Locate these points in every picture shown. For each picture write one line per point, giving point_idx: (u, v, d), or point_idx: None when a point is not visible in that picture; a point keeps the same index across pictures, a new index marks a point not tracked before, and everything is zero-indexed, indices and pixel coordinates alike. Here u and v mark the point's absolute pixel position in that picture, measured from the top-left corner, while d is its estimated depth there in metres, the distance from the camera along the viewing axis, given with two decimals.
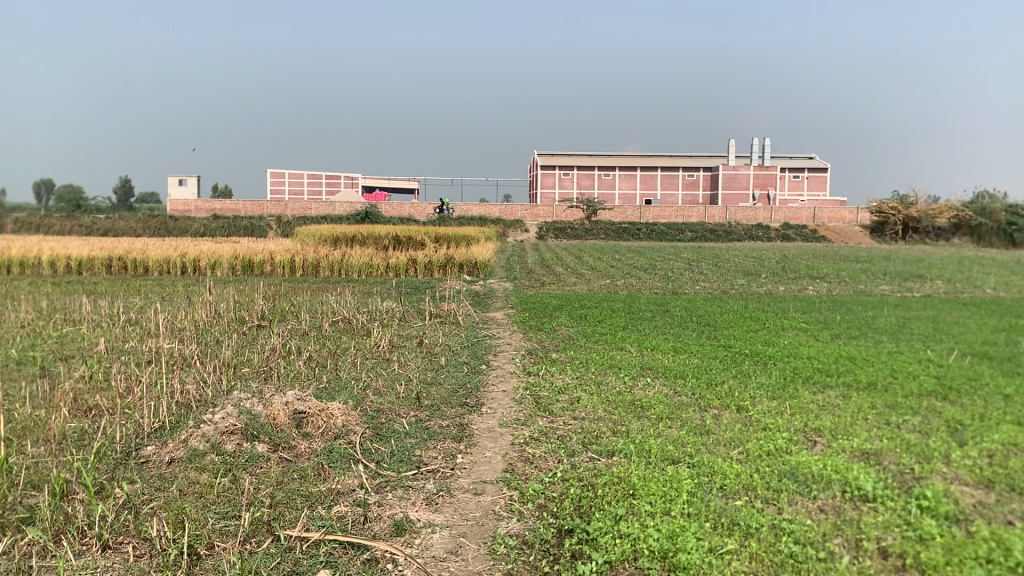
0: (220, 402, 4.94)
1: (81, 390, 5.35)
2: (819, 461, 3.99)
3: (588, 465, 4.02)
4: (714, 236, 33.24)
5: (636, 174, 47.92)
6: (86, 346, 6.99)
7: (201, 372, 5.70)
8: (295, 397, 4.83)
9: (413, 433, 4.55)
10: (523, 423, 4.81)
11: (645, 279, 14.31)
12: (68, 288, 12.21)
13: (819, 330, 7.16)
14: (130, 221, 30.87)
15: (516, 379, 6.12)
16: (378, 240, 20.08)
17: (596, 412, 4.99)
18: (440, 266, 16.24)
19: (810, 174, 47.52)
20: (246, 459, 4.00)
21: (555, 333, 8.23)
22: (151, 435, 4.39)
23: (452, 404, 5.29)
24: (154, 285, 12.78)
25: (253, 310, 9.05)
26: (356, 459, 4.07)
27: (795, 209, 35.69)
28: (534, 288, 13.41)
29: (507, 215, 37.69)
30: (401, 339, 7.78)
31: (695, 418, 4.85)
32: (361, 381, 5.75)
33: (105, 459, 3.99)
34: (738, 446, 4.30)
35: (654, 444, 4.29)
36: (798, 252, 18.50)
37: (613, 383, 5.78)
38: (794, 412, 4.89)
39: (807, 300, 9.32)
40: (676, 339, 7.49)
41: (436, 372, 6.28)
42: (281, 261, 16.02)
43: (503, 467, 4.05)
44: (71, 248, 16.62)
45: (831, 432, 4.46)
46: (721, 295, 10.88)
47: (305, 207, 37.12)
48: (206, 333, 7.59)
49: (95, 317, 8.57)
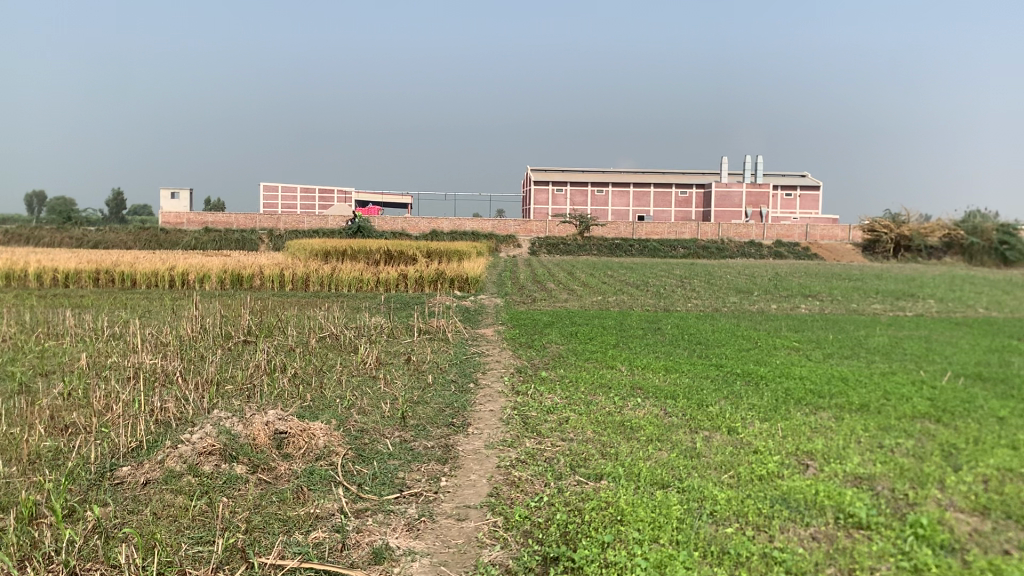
0: (199, 421, 4.83)
1: (59, 407, 5.23)
2: (811, 486, 3.90)
3: (575, 489, 3.93)
4: (706, 253, 33.28)
5: (629, 191, 48.03)
6: (67, 360, 6.86)
7: (183, 389, 5.59)
8: (275, 417, 4.72)
9: (396, 454, 4.44)
10: (510, 444, 4.71)
11: (637, 296, 14.25)
12: (54, 301, 12.06)
13: (811, 349, 7.08)
14: (120, 233, 30.71)
15: (504, 399, 6.01)
16: (369, 255, 19.98)
17: (585, 433, 4.89)
18: (431, 281, 16.16)
19: (802, 192, 47.67)
20: (223, 481, 3.89)
21: (545, 350, 8.14)
22: (126, 455, 4.27)
23: (438, 424, 5.18)
24: (141, 298, 12.64)
25: (239, 325, 8.92)
26: (337, 481, 3.97)
27: (787, 227, 35.71)
28: (525, 304, 13.33)
29: (500, 230, 37.66)
30: (389, 356, 7.67)
31: (686, 440, 4.76)
32: (346, 399, 5.63)
33: (78, 480, 3.87)
34: (729, 470, 4.21)
35: (644, 467, 4.19)
36: (791, 270, 18.47)
37: (602, 403, 5.68)
38: (786, 435, 4.80)
39: (800, 319, 9.24)
40: (667, 358, 7.41)
41: (423, 391, 6.16)
42: (270, 276, 15.90)
43: (488, 491, 3.94)
44: (58, 260, 16.47)
45: (824, 455, 4.37)
46: (713, 313, 10.80)
47: (298, 221, 37.03)
48: (190, 348, 7.47)
49: (77, 331, 8.43)
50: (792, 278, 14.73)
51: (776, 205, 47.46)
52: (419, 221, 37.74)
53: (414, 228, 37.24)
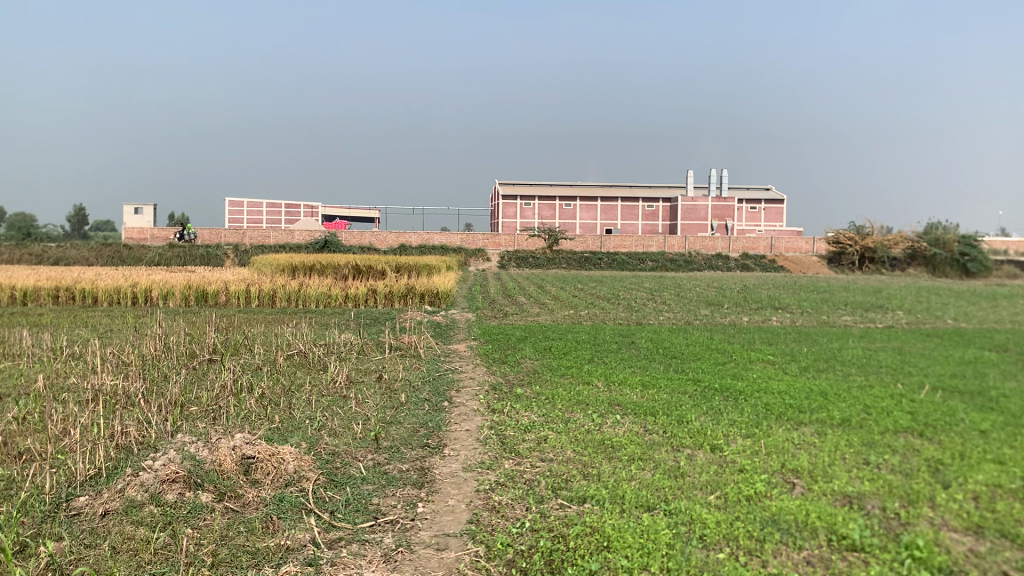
0: (162, 446, 4.59)
1: (12, 433, 4.95)
2: (801, 506, 3.78)
3: (558, 513, 3.77)
4: (675, 266, 33.40)
5: (597, 205, 48.21)
6: (22, 382, 6.58)
7: (145, 412, 5.34)
8: (243, 441, 4.50)
9: (370, 478, 4.25)
10: (489, 466, 4.53)
11: (609, 310, 14.15)
12: (10, 320, 11.65)
13: (787, 362, 6.99)
14: (81, 249, 30.02)
15: (480, 418, 5.83)
16: (337, 269, 19.74)
17: (565, 454, 4.74)
18: (401, 295, 15.97)
19: (767, 206, 48.15)
20: (188, 511, 3.67)
21: (519, 366, 7.99)
22: (84, 484, 4.01)
23: (412, 445, 5.00)
24: (102, 317, 12.25)
25: (204, 343, 8.65)
26: (309, 509, 3.77)
27: (754, 240, 35.93)
28: (497, 319, 13.16)
29: (468, 244, 37.50)
30: (359, 374, 7.46)
31: (669, 459, 4.62)
32: (316, 421, 5.42)
33: (31, 511, 3.62)
34: (716, 491, 4.07)
35: (628, 489, 4.04)
36: (760, 283, 18.53)
37: (581, 421, 5.53)
38: (770, 452, 4.67)
39: (773, 331, 9.19)
40: (644, 373, 7.29)
41: (396, 411, 5.96)
42: (236, 292, 15.57)
43: (468, 517, 3.76)
44: (16, 277, 15.96)
45: (812, 474, 4.24)
46: (686, 326, 10.72)
47: (264, 235, 36.51)
48: (153, 368, 7.20)
49: (34, 351, 8.12)
50: (762, 290, 14.76)
51: (741, 218, 47.83)
52: (387, 235, 37.45)
53: (382, 242, 36.94)
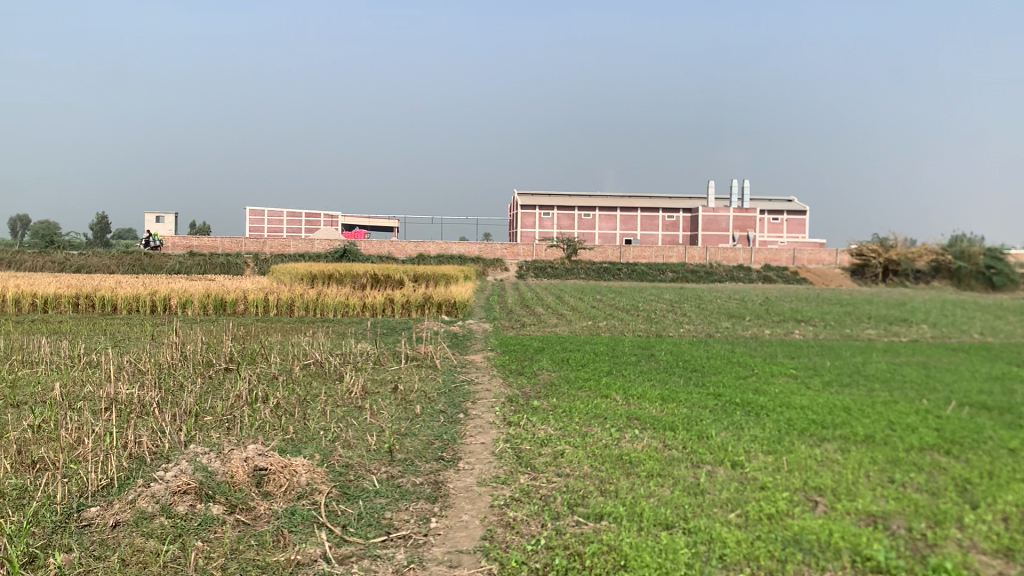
0: (175, 457, 4.55)
1: (27, 441, 4.94)
2: (824, 526, 3.67)
3: (574, 530, 3.70)
4: (695, 277, 33.22)
5: (616, 215, 48.10)
6: (39, 390, 6.58)
7: (160, 422, 5.31)
8: (255, 452, 4.45)
9: (383, 492, 4.19)
10: (504, 481, 4.46)
11: (628, 321, 14.05)
12: (31, 327, 11.72)
13: (809, 376, 6.87)
14: (103, 257, 30.32)
15: (496, 431, 5.76)
16: (356, 278, 19.77)
17: (582, 469, 4.65)
18: (418, 305, 15.96)
19: (789, 217, 47.80)
20: (199, 523, 3.62)
21: (536, 378, 7.91)
22: (96, 494, 3.98)
23: (427, 458, 4.94)
24: (121, 324, 12.31)
25: (221, 352, 8.65)
26: (320, 522, 3.71)
27: (775, 252, 35.68)
28: (515, 329, 13.11)
29: (487, 254, 37.49)
30: (375, 384, 7.42)
31: (688, 475, 4.53)
32: (330, 432, 5.37)
33: (41, 521, 3.59)
34: (736, 509, 3.97)
35: (647, 506, 3.95)
36: (782, 295, 18.33)
37: (598, 435, 5.45)
38: (792, 469, 4.56)
39: (795, 344, 9.05)
40: (663, 386, 7.19)
41: (411, 423, 5.90)
42: (254, 301, 15.62)
43: (482, 533, 3.69)
44: (38, 285, 16.11)
45: (834, 492, 4.12)
46: (707, 339, 10.59)
47: (284, 244, 36.70)
48: (169, 377, 7.19)
49: (53, 359, 8.15)
50: (784, 303, 14.59)
51: (762, 230, 47.52)
52: (406, 245, 37.53)
53: (401, 252, 37.04)
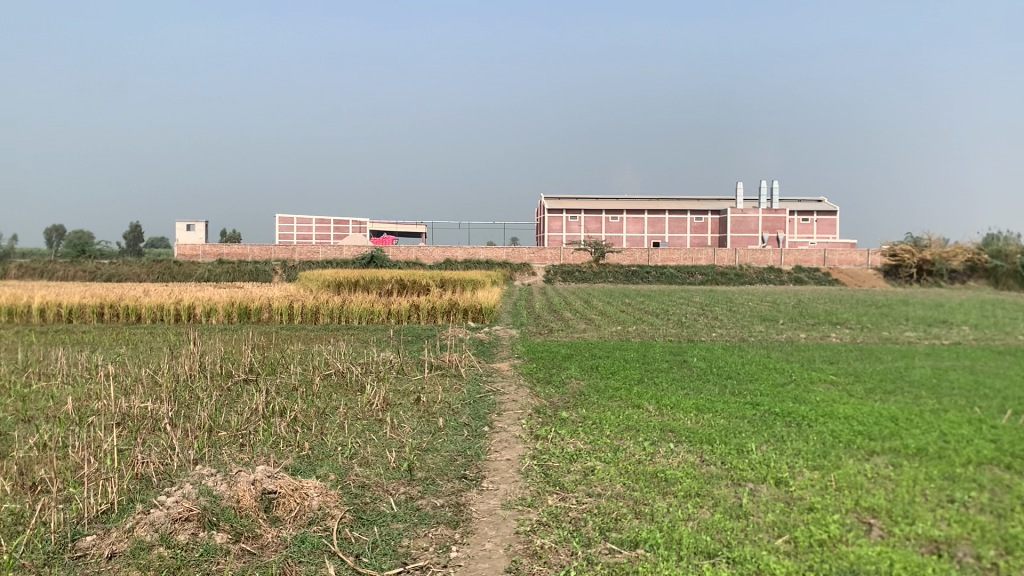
0: (182, 478, 4.33)
1: (32, 461, 4.75)
2: (883, 553, 3.25)
3: (607, 560, 3.39)
4: (725, 279, 32.63)
5: (644, 218, 47.65)
6: (51, 404, 6.42)
7: (171, 440, 5.10)
8: (265, 474, 4.18)
9: (402, 516, 3.92)
10: (530, 504, 4.15)
11: (659, 325, 13.67)
12: (53, 338, 11.62)
13: (851, 381, 6.41)
14: (133, 266, 30.60)
15: (522, 446, 5.46)
16: (382, 284, 19.58)
17: (615, 488, 4.34)
18: (444, 311, 15.70)
19: (820, 217, 46.95)
20: (200, 554, 3.36)
21: (565, 387, 7.60)
22: (93, 521, 3.73)
23: (449, 477, 4.65)
24: (144, 334, 12.18)
25: (241, 363, 8.44)
26: (331, 551, 3.44)
27: (806, 252, 34.87)
28: (542, 335, 12.80)
29: (514, 259, 37.24)
30: (398, 396, 7.12)
31: (729, 495, 4.18)
32: (347, 449, 5.10)
33: (32, 552, 3.36)
34: (784, 534, 3.63)
35: (686, 532, 3.62)
36: (816, 295, 17.78)
37: (631, 450, 5.12)
38: (840, 488, 4.05)
39: (831, 348, 8.61)
40: (698, 396, 6.83)
41: (433, 437, 5.62)
42: (278, 308, 15.48)
43: (506, 565, 3.38)
44: (65, 294, 16.14)
45: (889, 512, 3.62)
46: (740, 344, 10.18)
47: (312, 251, 36.80)
48: (185, 390, 6.99)
49: (72, 371, 8.00)
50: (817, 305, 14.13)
51: (792, 230, 46.70)
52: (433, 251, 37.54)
53: (428, 257, 36.98)
